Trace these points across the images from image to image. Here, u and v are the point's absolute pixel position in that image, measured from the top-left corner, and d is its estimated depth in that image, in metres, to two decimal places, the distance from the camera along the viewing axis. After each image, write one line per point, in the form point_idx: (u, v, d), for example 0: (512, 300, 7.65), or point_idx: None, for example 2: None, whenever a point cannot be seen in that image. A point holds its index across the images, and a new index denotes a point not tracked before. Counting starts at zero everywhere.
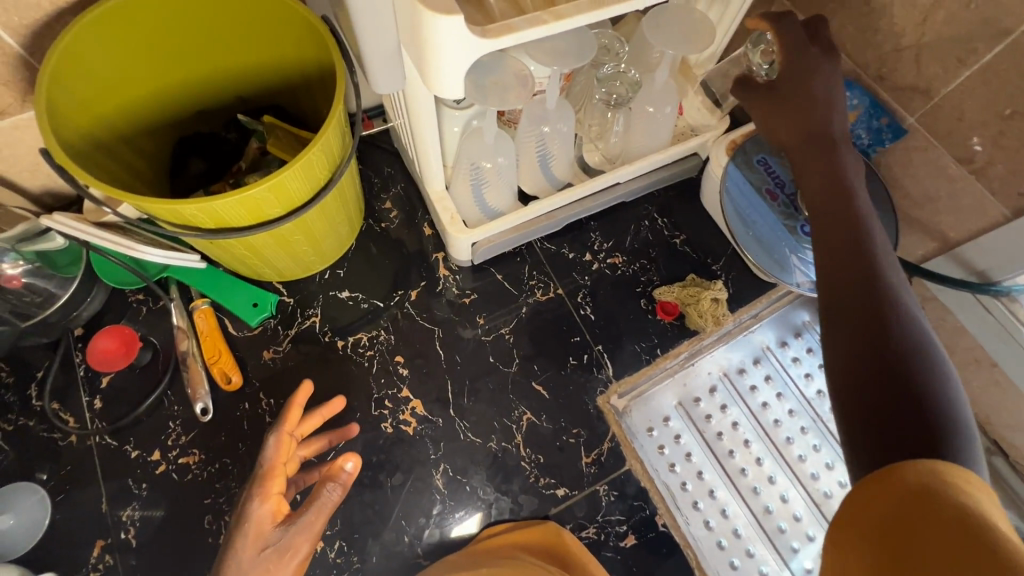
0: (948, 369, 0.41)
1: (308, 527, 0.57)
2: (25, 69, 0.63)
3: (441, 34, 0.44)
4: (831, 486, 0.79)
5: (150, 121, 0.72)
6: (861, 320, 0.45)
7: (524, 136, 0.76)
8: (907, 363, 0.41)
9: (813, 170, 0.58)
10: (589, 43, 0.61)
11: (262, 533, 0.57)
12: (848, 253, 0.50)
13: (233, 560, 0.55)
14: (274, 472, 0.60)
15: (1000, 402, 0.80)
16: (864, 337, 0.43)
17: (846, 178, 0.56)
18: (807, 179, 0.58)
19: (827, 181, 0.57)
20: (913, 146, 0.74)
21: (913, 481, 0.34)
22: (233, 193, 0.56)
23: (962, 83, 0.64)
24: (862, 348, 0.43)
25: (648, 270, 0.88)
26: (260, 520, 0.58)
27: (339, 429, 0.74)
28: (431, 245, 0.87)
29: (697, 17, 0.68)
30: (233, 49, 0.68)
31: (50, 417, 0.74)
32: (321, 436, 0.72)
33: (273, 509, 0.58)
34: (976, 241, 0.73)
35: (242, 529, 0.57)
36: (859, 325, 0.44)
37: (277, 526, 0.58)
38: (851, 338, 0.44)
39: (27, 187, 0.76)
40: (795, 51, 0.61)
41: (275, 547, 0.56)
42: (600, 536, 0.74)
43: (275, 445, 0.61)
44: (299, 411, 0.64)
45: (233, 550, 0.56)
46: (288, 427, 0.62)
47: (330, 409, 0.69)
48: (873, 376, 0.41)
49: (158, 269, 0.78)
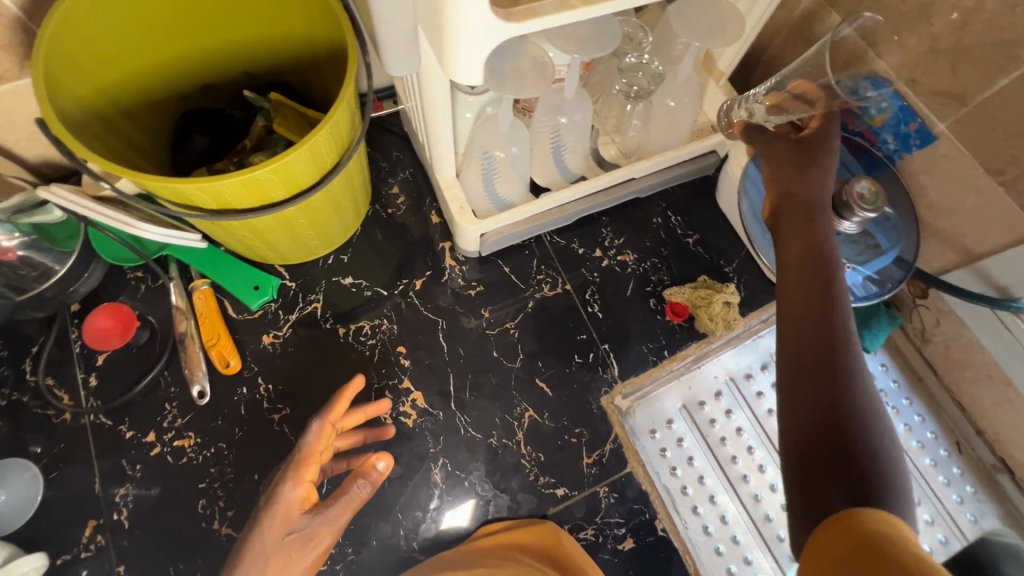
0: (890, 439, 0.44)
1: (332, 521, 0.58)
2: (24, 32, 0.60)
3: (464, 15, 0.41)
4: None
5: (153, 96, 0.69)
6: (814, 383, 0.47)
7: (539, 125, 0.74)
8: (866, 436, 0.43)
9: (791, 230, 0.58)
10: (614, 32, 0.58)
11: (289, 519, 0.59)
12: (812, 314, 0.51)
13: (259, 541, 0.57)
14: (310, 460, 0.61)
15: (1011, 419, 0.78)
16: (820, 409, 0.45)
17: (823, 242, 0.56)
18: (785, 237, 0.59)
19: (807, 242, 0.56)
20: (941, 154, 0.71)
21: (873, 527, 0.38)
22: (236, 173, 0.53)
23: (1000, 90, 0.62)
24: (817, 412, 0.45)
25: (659, 269, 0.85)
26: (288, 505, 0.59)
27: (375, 428, 0.73)
28: (438, 233, 0.85)
29: (726, 8, 0.65)
30: (242, 23, 0.65)
31: (44, 394, 0.73)
32: (357, 432, 0.71)
33: (302, 495, 0.60)
34: (1001, 255, 0.70)
35: (270, 512, 0.59)
36: (823, 395, 0.46)
37: (304, 514, 0.59)
38: (803, 399, 0.47)
39: (26, 157, 0.74)
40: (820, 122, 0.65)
41: (300, 534, 0.58)
42: (598, 538, 0.73)
43: (316, 432, 0.62)
44: (345, 404, 0.65)
45: (258, 532, 0.58)
46: (334, 417, 0.63)
47: (376, 409, 0.70)
48: (829, 451, 0.43)
49: (158, 248, 0.77)
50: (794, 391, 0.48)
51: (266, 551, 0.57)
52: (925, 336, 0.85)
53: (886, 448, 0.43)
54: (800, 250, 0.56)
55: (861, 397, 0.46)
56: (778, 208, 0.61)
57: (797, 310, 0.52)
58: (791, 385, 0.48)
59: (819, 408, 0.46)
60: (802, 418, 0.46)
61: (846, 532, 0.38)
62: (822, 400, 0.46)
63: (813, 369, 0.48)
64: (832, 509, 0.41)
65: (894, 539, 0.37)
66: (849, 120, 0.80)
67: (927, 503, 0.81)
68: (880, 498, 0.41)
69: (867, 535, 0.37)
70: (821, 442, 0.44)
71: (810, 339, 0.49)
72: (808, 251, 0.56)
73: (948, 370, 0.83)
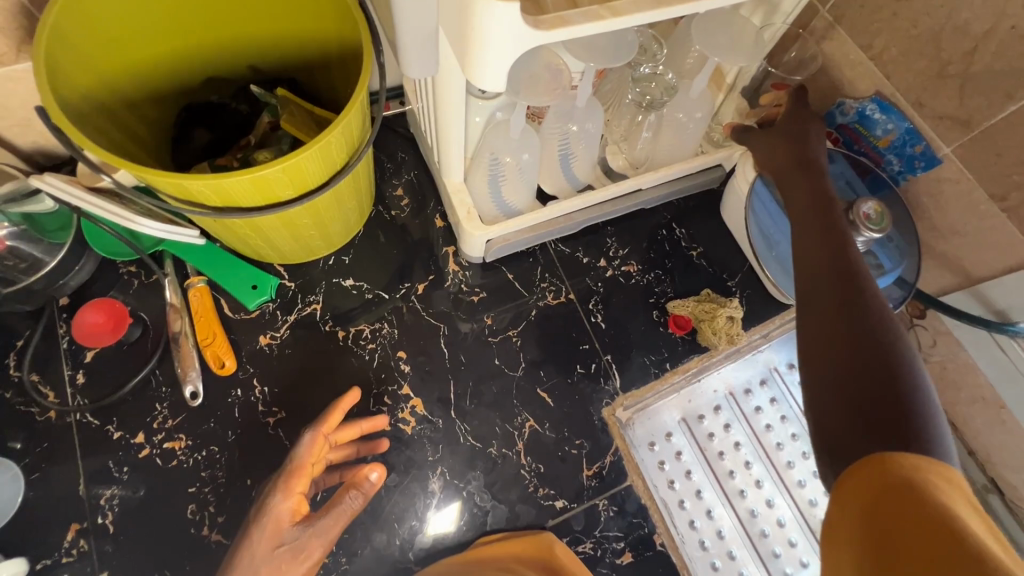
0: (914, 363, 0.44)
1: (323, 532, 0.62)
2: (24, 16, 0.58)
3: (491, 21, 0.40)
4: (817, 494, 0.78)
5: (157, 88, 0.67)
6: (828, 325, 0.48)
7: (548, 131, 0.73)
8: (884, 362, 0.44)
9: (795, 194, 0.62)
10: (630, 42, 0.57)
11: (280, 530, 0.61)
12: (821, 268, 0.53)
13: (250, 555, 0.59)
14: (300, 472, 0.63)
15: (1003, 441, 0.79)
16: (832, 345, 0.47)
17: (824, 201, 0.60)
18: (790, 201, 0.62)
19: (809, 203, 0.60)
20: (946, 177, 0.72)
21: (898, 472, 0.38)
22: (245, 171, 0.52)
23: (1008, 117, 0.62)
24: (833, 350, 0.46)
25: (663, 280, 0.85)
26: (279, 515, 0.62)
27: (369, 440, 0.73)
28: (441, 237, 0.84)
29: (741, 23, 0.65)
30: (251, 18, 0.64)
31: (29, 391, 0.70)
32: (351, 444, 0.72)
33: (293, 507, 0.62)
34: (1001, 279, 0.71)
35: (261, 523, 0.61)
36: (837, 335, 0.47)
37: (295, 525, 0.62)
38: (818, 342, 0.48)
39: (18, 144, 0.72)
40: (796, 103, 0.68)
41: (289, 546, 0.60)
42: (596, 551, 0.73)
43: (308, 445, 0.65)
44: (339, 416, 0.67)
45: (249, 546, 0.60)
46: (327, 428, 0.66)
47: (373, 424, 0.71)
48: (848, 388, 0.44)
49: (154, 242, 0.75)
50: (809, 337, 0.49)
51: (257, 561, 0.59)
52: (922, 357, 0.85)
53: (912, 376, 0.43)
54: (800, 212, 0.60)
55: (877, 332, 0.46)
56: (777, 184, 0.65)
57: (809, 267, 0.54)
58: (806, 333, 0.50)
59: (833, 350, 0.46)
60: (820, 358, 0.47)
61: (865, 479, 0.39)
62: (837, 338, 0.47)
63: (824, 316, 0.49)
64: (861, 452, 0.40)
65: (910, 480, 0.37)
66: (855, 140, 0.79)
67: None
68: (905, 426, 0.40)
69: (885, 479, 0.38)
70: (840, 376, 0.45)
71: (820, 287, 0.52)
72: (811, 212, 0.59)
73: (942, 391, 0.84)
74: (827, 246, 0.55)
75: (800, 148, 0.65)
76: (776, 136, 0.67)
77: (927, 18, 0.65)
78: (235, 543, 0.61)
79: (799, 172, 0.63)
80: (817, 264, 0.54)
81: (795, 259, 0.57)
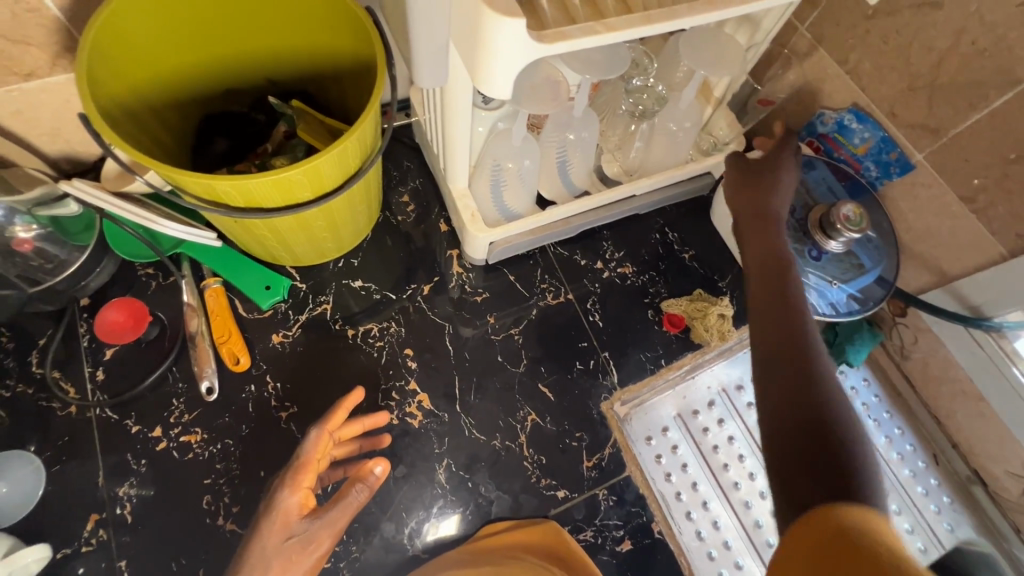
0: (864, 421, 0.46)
1: (332, 523, 0.63)
2: (62, 33, 0.63)
3: (500, 33, 0.45)
4: None
5: (181, 98, 0.72)
6: (787, 380, 0.50)
7: (547, 140, 0.77)
8: (837, 419, 0.45)
9: (756, 249, 0.65)
10: (623, 57, 0.62)
11: (288, 523, 0.63)
12: (778, 323, 0.55)
13: (260, 546, 0.61)
14: (308, 466, 0.65)
15: (984, 433, 0.82)
16: (789, 398, 0.48)
17: (785, 258, 0.62)
18: (751, 255, 0.65)
19: (769, 259, 0.63)
20: (919, 182, 0.77)
21: (850, 522, 0.36)
22: (269, 174, 0.56)
23: (972, 125, 0.68)
24: (791, 404, 0.48)
25: (657, 281, 0.89)
26: (287, 510, 0.63)
27: (371, 436, 0.76)
28: (445, 242, 0.88)
29: (726, 39, 0.70)
30: (272, 34, 0.69)
31: (51, 386, 0.73)
32: (354, 440, 0.75)
33: (300, 500, 0.64)
34: (972, 276, 0.76)
35: (270, 517, 0.63)
36: (795, 390, 0.48)
37: (303, 518, 0.63)
38: (778, 396, 0.49)
39: (46, 152, 0.76)
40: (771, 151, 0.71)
41: (299, 537, 0.62)
42: (597, 539, 0.75)
43: (313, 441, 0.66)
44: (342, 414, 0.69)
45: (260, 537, 0.61)
46: (331, 427, 0.67)
47: (374, 421, 0.73)
48: (805, 441, 0.44)
49: (173, 244, 0.78)
50: (769, 390, 0.50)
51: (268, 555, 0.60)
52: (905, 353, 0.88)
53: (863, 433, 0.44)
54: (761, 266, 0.62)
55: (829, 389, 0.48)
56: (740, 233, 0.68)
57: (768, 321, 0.56)
58: (766, 386, 0.51)
59: (792, 403, 0.48)
60: (779, 411, 0.48)
61: (822, 523, 0.37)
62: (794, 393, 0.48)
63: (783, 371, 0.51)
64: (812, 500, 0.40)
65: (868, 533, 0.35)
66: (834, 149, 0.85)
67: (907, 511, 0.85)
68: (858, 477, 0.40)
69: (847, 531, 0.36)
70: (797, 429, 0.45)
71: (777, 342, 0.54)
72: (772, 267, 0.62)
73: (925, 386, 0.87)
74: (786, 304, 0.57)
75: (764, 193, 0.68)
76: (744, 175, 0.71)
77: (897, 34, 0.70)
78: (246, 539, 0.63)
79: (760, 222, 0.66)
80: (776, 319, 0.56)
81: (754, 314, 0.59)
